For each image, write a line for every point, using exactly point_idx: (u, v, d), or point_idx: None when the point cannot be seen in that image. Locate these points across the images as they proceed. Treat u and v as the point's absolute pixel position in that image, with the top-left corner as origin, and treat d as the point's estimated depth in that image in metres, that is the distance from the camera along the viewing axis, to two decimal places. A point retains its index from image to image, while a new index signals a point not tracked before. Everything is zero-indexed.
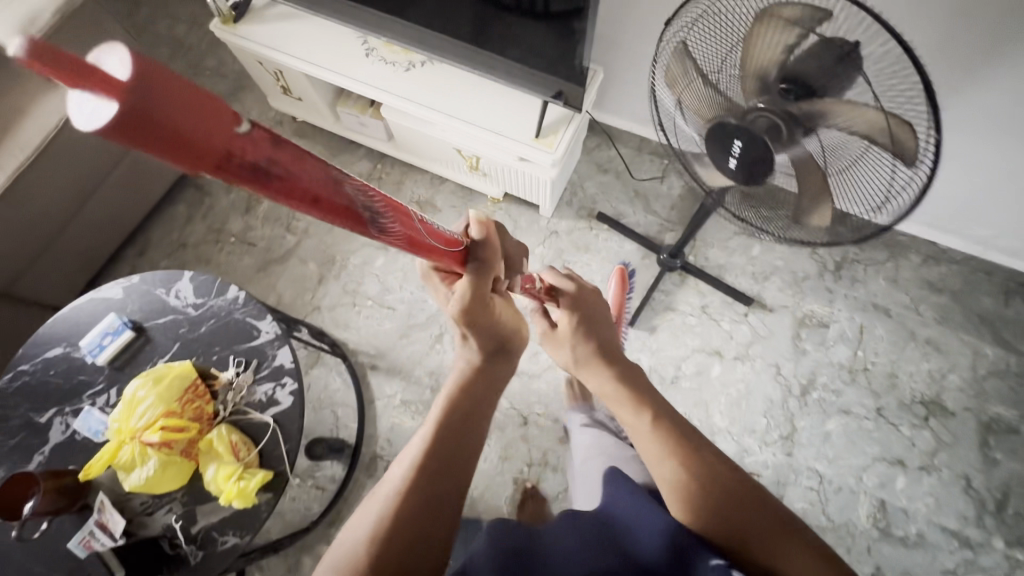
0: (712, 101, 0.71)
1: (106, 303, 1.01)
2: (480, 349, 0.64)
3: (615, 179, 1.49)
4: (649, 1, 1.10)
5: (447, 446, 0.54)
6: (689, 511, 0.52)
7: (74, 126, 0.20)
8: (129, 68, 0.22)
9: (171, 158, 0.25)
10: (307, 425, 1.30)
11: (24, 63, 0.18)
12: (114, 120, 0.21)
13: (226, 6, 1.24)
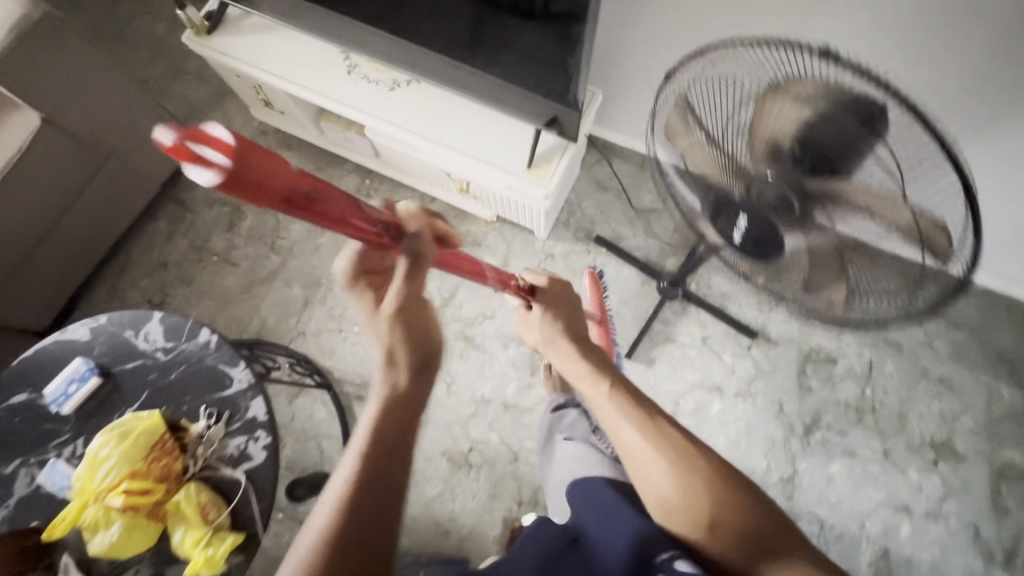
0: (717, 165, 0.63)
1: (73, 346, 0.97)
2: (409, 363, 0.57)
3: (615, 198, 1.41)
4: (653, 19, 1.01)
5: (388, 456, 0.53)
6: (683, 506, 0.60)
7: (199, 177, 0.34)
8: (230, 140, 0.36)
9: (253, 198, 0.39)
10: (290, 458, 1.27)
11: (179, 145, 0.34)
12: (222, 173, 0.35)
13: (198, 16, 1.14)
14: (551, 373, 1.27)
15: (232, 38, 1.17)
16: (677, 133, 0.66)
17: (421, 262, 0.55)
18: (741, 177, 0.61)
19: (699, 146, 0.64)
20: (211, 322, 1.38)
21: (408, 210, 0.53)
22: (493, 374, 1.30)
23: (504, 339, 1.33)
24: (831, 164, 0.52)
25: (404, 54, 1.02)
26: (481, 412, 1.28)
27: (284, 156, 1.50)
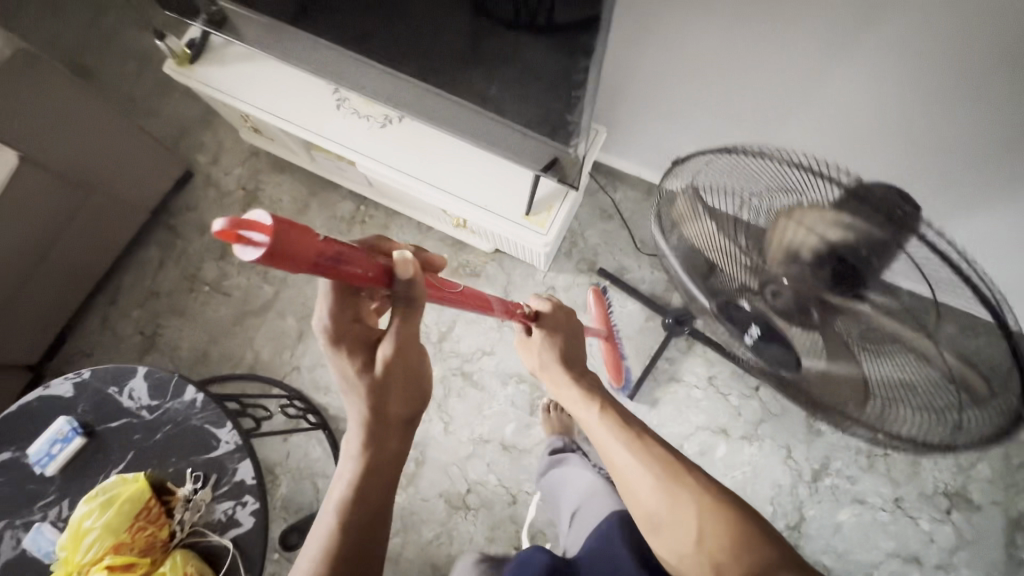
0: (724, 259, 0.57)
1: (56, 402, 0.94)
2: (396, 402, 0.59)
3: (620, 228, 1.35)
4: (661, 54, 0.94)
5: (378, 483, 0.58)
6: (684, 531, 0.61)
7: (246, 259, 0.38)
8: (265, 219, 0.39)
9: (287, 267, 0.42)
10: (285, 498, 1.25)
11: (222, 231, 0.37)
12: (261, 251, 0.39)
13: (179, 45, 1.08)
14: (550, 414, 1.23)
15: (215, 67, 1.11)
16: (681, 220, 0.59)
17: (414, 305, 0.54)
18: (749, 277, 0.56)
19: (709, 235, 0.57)
20: (204, 355, 1.35)
21: (404, 257, 0.51)
22: (491, 413, 1.27)
23: (503, 376, 1.29)
24: (857, 271, 0.48)
25: (401, 93, 0.98)
26: (479, 452, 1.25)
27: (277, 180, 1.45)
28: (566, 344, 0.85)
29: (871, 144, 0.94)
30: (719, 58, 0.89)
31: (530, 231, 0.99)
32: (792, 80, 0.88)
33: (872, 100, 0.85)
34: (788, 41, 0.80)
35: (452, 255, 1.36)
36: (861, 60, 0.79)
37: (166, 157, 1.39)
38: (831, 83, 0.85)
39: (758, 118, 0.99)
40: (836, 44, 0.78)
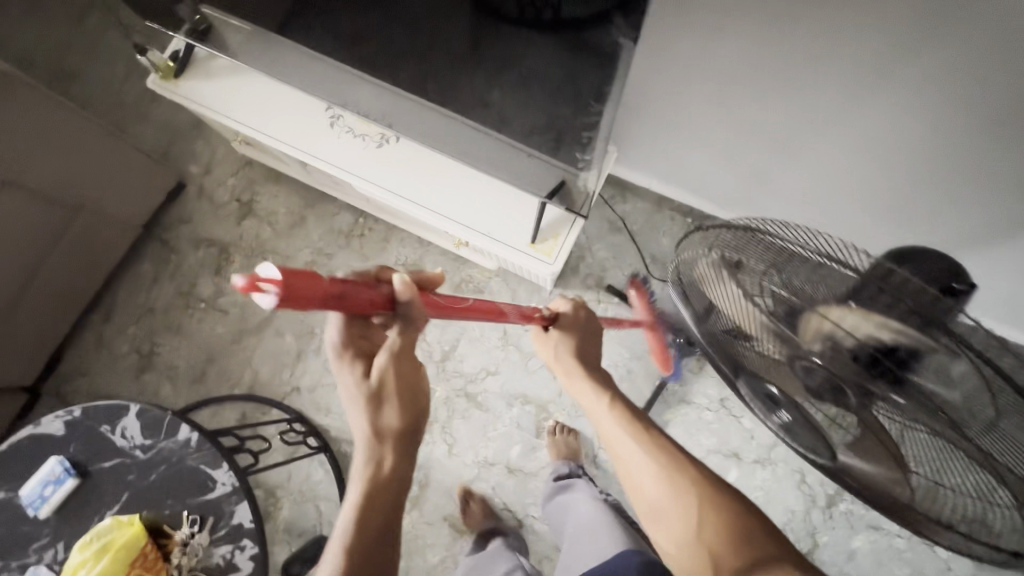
0: (745, 333, 0.52)
1: (48, 440, 0.91)
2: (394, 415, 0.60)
3: (629, 242, 1.30)
4: (675, 69, 0.89)
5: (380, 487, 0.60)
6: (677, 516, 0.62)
7: (263, 306, 0.36)
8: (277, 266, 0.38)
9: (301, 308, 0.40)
10: (288, 521, 1.23)
11: (239, 285, 0.35)
12: (278, 294, 0.37)
13: (162, 58, 1.02)
14: (556, 438, 1.20)
15: (202, 81, 1.05)
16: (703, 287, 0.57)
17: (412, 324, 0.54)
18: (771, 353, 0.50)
19: (733, 304, 0.52)
20: (203, 374, 1.32)
21: (400, 280, 0.48)
22: (497, 435, 1.24)
23: (508, 397, 1.26)
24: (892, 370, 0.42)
25: (398, 113, 0.93)
26: (485, 475, 1.22)
27: (272, 191, 1.40)
28: (585, 343, 0.81)
29: (903, 164, 0.88)
30: (744, 73, 0.83)
31: (537, 259, 0.95)
32: (820, 96, 0.83)
33: (907, 120, 0.80)
34: (824, 54, 0.75)
35: (455, 270, 1.32)
36: (901, 79, 0.73)
37: (157, 168, 1.33)
38: (868, 100, 0.80)
39: (780, 134, 0.94)
40: (874, 61, 0.73)
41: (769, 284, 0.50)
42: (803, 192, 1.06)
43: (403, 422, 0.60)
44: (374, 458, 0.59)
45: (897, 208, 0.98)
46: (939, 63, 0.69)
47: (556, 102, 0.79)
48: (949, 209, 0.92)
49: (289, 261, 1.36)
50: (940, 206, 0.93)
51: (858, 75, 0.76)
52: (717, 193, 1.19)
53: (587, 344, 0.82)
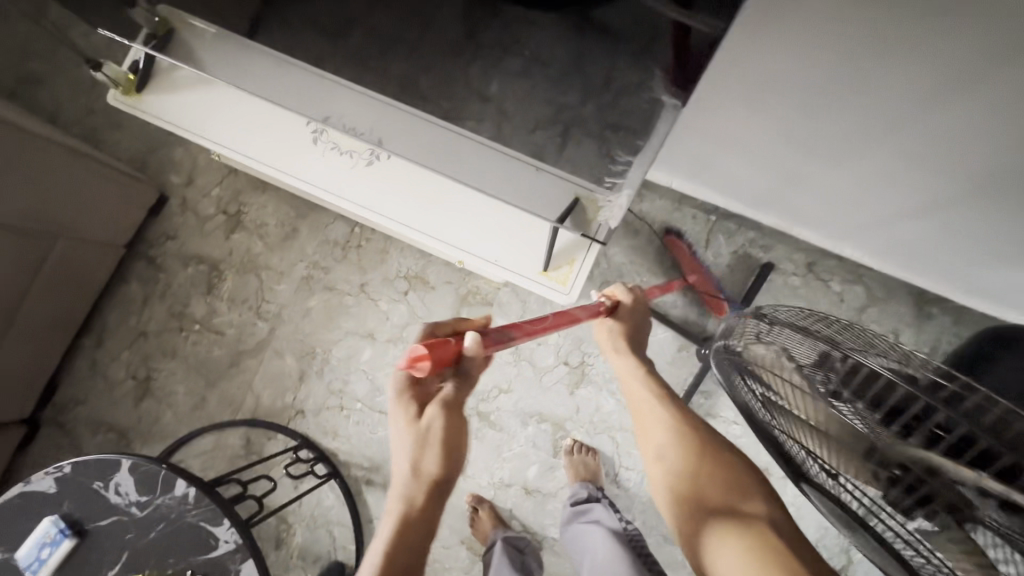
0: (799, 413, 0.49)
1: (41, 498, 0.86)
2: (439, 457, 0.54)
3: (647, 244, 1.22)
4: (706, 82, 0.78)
5: (413, 521, 0.52)
6: (689, 459, 0.62)
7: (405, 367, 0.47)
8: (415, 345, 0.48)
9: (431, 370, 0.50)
10: (302, 548, 1.20)
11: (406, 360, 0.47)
12: (416, 359, 0.48)
13: (122, 71, 0.91)
14: (573, 457, 1.14)
15: (169, 96, 0.95)
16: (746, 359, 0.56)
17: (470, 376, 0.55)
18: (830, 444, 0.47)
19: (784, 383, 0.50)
20: (203, 400, 1.26)
21: (471, 339, 0.51)
22: (512, 455, 1.19)
23: (523, 415, 1.20)
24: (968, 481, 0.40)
25: (388, 129, 0.84)
26: (501, 497, 1.18)
27: (260, 201, 1.30)
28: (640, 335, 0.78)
29: (956, 186, 0.77)
30: (780, 79, 0.72)
31: (550, 287, 0.91)
32: (869, 114, 0.71)
33: (965, 145, 0.69)
34: (871, 68, 0.63)
35: (460, 280, 1.24)
36: (977, 101, 0.61)
37: (135, 183, 1.23)
38: (917, 122, 0.69)
39: (818, 147, 0.83)
40: (948, 81, 0.60)
41: (828, 372, 0.49)
42: (838, 202, 0.96)
43: (443, 470, 0.54)
44: (408, 493, 0.53)
45: (947, 227, 0.88)
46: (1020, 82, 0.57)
47: (561, 89, 0.67)
48: (1009, 224, 0.81)
49: (283, 276, 1.28)
50: (994, 224, 0.82)
51: (909, 94, 0.65)
52: (741, 195, 1.09)
53: (637, 329, 0.80)
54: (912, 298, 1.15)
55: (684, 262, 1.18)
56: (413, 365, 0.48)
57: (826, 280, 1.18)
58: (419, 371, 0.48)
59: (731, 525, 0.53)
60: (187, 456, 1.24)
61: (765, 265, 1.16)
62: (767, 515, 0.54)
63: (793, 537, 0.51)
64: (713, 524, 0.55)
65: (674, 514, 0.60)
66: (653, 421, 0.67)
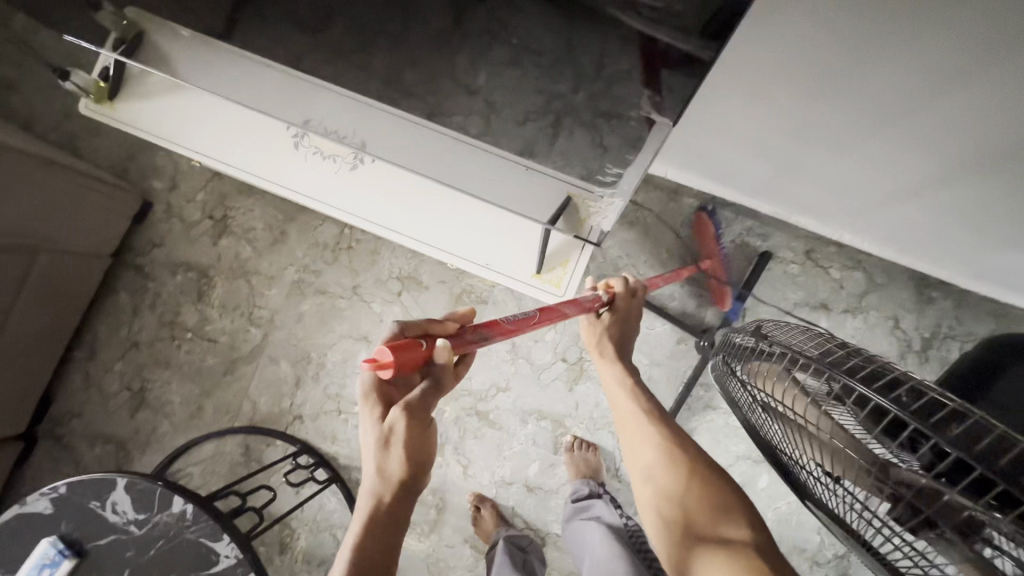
0: (801, 425, 0.49)
1: (37, 520, 0.86)
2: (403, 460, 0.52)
3: (643, 236, 1.20)
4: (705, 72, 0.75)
5: (379, 523, 0.51)
6: (675, 482, 0.61)
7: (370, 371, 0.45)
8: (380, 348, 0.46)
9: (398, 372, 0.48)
10: (306, 552, 1.20)
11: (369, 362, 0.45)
12: (381, 363, 0.46)
13: (92, 79, 0.88)
14: (573, 454, 1.14)
15: (144, 103, 0.91)
16: (749, 371, 0.57)
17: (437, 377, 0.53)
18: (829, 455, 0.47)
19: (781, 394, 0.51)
20: (199, 409, 1.25)
21: (441, 345, 0.50)
22: (512, 454, 1.19)
23: (522, 414, 1.19)
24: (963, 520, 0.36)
25: (375, 132, 0.82)
26: (503, 495, 1.18)
27: (246, 205, 1.27)
28: (625, 336, 0.77)
29: (961, 169, 0.74)
30: (778, 68, 0.69)
31: (544, 289, 0.91)
32: (867, 102, 0.68)
33: (969, 128, 0.66)
34: (866, 56, 0.61)
35: (455, 280, 1.22)
36: (982, 83, 0.58)
37: (117, 191, 1.20)
38: (914, 111, 0.67)
39: (815, 136, 0.81)
40: (942, 69, 0.58)
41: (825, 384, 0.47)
42: (836, 189, 0.93)
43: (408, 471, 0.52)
44: (375, 491, 0.52)
45: (953, 210, 0.85)
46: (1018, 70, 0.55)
47: (553, 77, 0.60)
48: (1013, 210, 0.79)
49: (274, 281, 1.26)
50: (998, 209, 0.80)
51: (906, 83, 0.63)
52: (744, 186, 1.06)
53: (625, 334, 0.78)
54: (913, 282, 1.14)
55: (707, 243, 1.16)
56: (379, 370, 0.46)
57: (827, 267, 1.17)
58: (384, 376, 0.47)
59: (717, 551, 0.52)
60: (186, 465, 1.23)
61: (763, 253, 1.14)
62: (753, 540, 0.53)
63: (778, 561, 0.51)
64: (700, 550, 0.54)
65: (659, 538, 0.59)
66: (639, 438, 0.66)
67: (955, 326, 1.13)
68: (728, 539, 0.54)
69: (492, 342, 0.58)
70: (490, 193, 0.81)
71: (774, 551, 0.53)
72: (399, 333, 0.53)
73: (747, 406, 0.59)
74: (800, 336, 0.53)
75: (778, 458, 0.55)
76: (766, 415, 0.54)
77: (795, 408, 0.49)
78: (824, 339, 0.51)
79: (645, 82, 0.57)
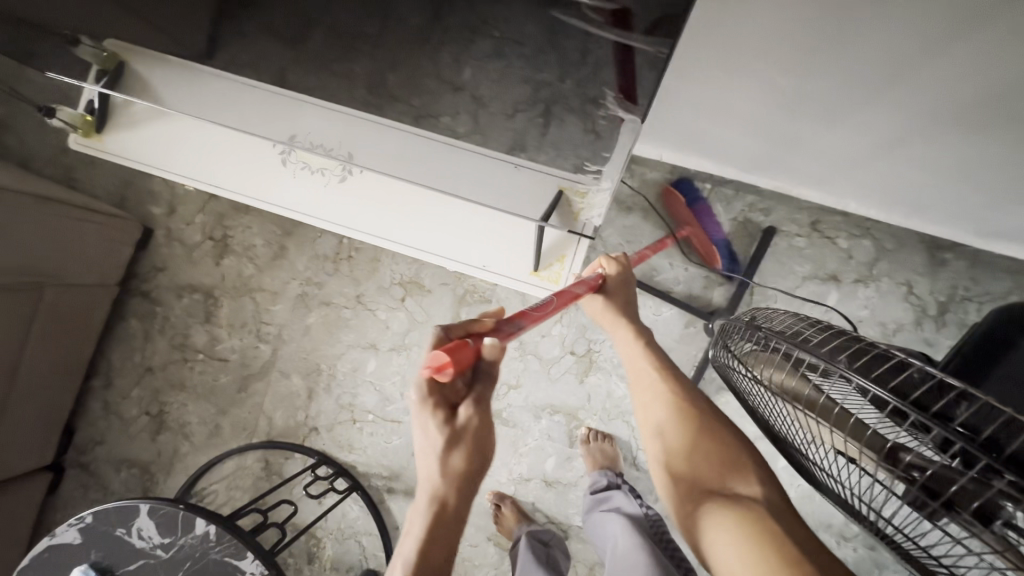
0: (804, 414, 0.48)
1: (68, 550, 0.88)
2: (466, 456, 0.50)
3: (642, 221, 1.19)
4: (690, 48, 0.73)
5: (443, 521, 0.49)
6: (684, 440, 0.62)
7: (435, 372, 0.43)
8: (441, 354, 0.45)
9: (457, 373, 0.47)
10: (334, 560, 1.21)
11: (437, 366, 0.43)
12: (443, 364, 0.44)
13: (78, 113, 0.89)
14: (590, 446, 1.13)
15: (132, 134, 0.92)
16: (750, 361, 0.56)
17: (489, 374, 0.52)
18: (841, 439, 0.46)
19: (782, 383, 0.50)
20: (218, 428, 1.27)
21: (491, 343, 0.49)
22: (528, 450, 1.19)
23: (535, 409, 1.19)
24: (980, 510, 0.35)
25: (360, 141, 0.82)
26: (522, 491, 1.18)
27: (244, 223, 1.27)
28: (628, 306, 0.79)
29: (963, 127, 0.71)
30: (767, 41, 0.67)
31: (543, 287, 0.90)
32: (859, 69, 0.66)
33: (963, 86, 0.63)
34: (853, 21, 0.59)
35: (456, 280, 1.22)
36: (984, 38, 0.56)
37: (118, 219, 1.21)
38: (904, 78, 0.65)
39: (808, 107, 0.79)
40: (934, 29, 0.56)
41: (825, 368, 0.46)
42: (839, 158, 0.91)
43: (470, 467, 0.51)
44: (438, 493, 0.49)
45: (957, 168, 0.82)
46: (1015, 24, 0.53)
47: (538, 66, 0.58)
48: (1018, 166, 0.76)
49: (278, 296, 1.27)
50: (1003, 167, 0.78)
51: (895, 51, 0.61)
52: (737, 161, 1.04)
53: (628, 304, 0.80)
54: (925, 246, 1.11)
55: (680, 211, 1.14)
56: (440, 372, 0.45)
57: (833, 237, 1.14)
58: (443, 378, 0.46)
59: (726, 503, 0.53)
60: (209, 484, 1.25)
61: (767, 228, 1.12)
62: (763, 493, 0.53)
63: (787, 516, 0.50)
64: (707, 502, 0.55)
65: (668, 493, 0.61)
66: (652, 398, 0.68)
67: (972, 287, 1.10)
68: (735, 492, 0.54)
69: (526, 331, 0.58)
70: (478, 193, 0.81)
71: (785, 502, 0.53)
72: (445, 333, 0.50)
73: (751, 394, 0.58)
74: (793, 321, 0.53)
75: (789, 450, 0.55)
76: (771, 404, 0.54)
77: (799, 400, 0.48)
78: (823, 325, 0.50)
79: (617, 89, 0.58)
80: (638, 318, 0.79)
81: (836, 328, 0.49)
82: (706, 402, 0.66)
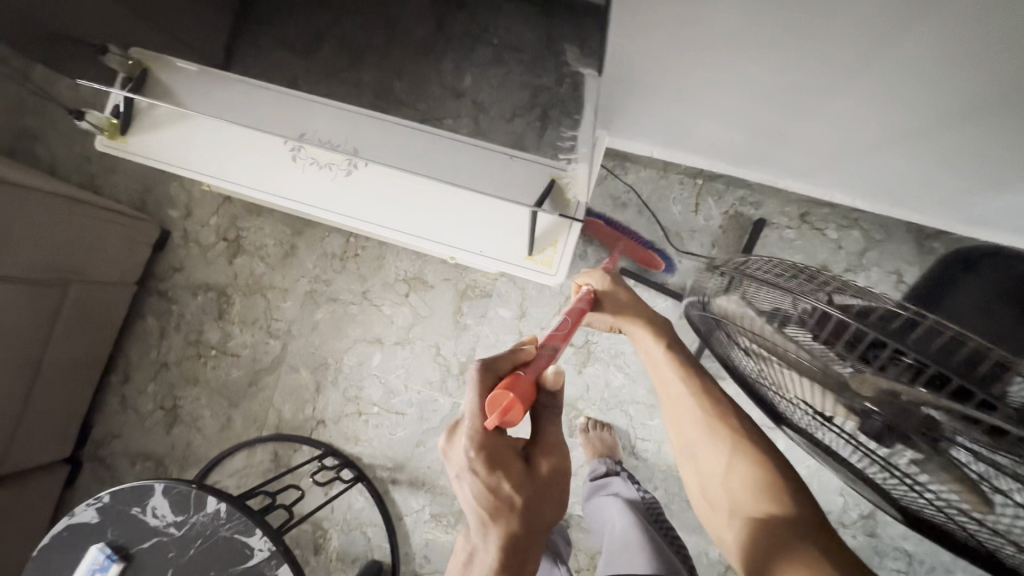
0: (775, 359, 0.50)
1: (86, 529, 0.92)
2: (541, 484, 0.57)
3: (637, 216, 1.23)
4: (673, 45, 0.78)
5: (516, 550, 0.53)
6: (723, 463, 0.67)
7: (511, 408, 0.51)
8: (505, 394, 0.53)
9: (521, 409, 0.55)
10: (340, 551, 1.24)
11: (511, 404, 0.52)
12: (514, 401, 0.53)
13: (104, 117, 0.96)
14: (589, 435, 1.15)
15: (154, 134, 0.99)
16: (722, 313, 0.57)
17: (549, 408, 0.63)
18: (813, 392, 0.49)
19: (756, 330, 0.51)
20: (229, 421, 1.31)
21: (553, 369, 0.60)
22: None
23: None
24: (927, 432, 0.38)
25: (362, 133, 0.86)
26: None
27: (257, 223, 1.33)
28: (634, 312, 0.83)
29: (924, 116, 0.77)
30: (742, 36, 0.71)
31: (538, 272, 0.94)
32: (823, 62, 0.72)
33: (915, 78, 0.69)
34: (816, 16, 0.64)
35: (458, 276, 1.26)
36: (929, 31, 0.61)
37: (139, 220, 1.28)
38: (866, 70, 0.71)
39: (787, 99, 0.83)
40: (891, 18, 0.61)
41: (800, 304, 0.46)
42: (819, 149, 0.95)
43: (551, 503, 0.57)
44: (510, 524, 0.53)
45: (936, 156, 0.85)
46: (960, 13, 0.58)
47: (536, 72, 0.77)
48: (988, 152, 0.80)
49: (288, 293, 1.32)
50: (972, 153, 0.82)
51: (857, 42, 0.66)
52: (722, 152, 1.08)
53: (632, 304, 0.84)
54: (913, 236, 1.14)
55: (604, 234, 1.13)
56: (510, 411, 0.53)
57: (823, 228, 1.17)
58: (510, 416, 0.53)
59: (760, 531, 0.59)
60: (219, 477, 1.29)
61: (758, 220, 1.16)
62: (798, 511, 0.59)
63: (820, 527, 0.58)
64: (746, 529, 0.61)
65: (711, 510, 0.68)
66: (685, 414, 0.72)
67: None
68: (772, 514, 0.60)
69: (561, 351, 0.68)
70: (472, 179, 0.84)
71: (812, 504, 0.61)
72: (491, 371, 0.58)
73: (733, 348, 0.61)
74: (770, 268, 0.53)
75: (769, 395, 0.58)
76: (749, 351, 0.56)
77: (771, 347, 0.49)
78: (800, 269, 0.50)
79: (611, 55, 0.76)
80: (642, 316, 0.83)
81: (811, 274, 0.49)
82: (732, 407, 0.71)
